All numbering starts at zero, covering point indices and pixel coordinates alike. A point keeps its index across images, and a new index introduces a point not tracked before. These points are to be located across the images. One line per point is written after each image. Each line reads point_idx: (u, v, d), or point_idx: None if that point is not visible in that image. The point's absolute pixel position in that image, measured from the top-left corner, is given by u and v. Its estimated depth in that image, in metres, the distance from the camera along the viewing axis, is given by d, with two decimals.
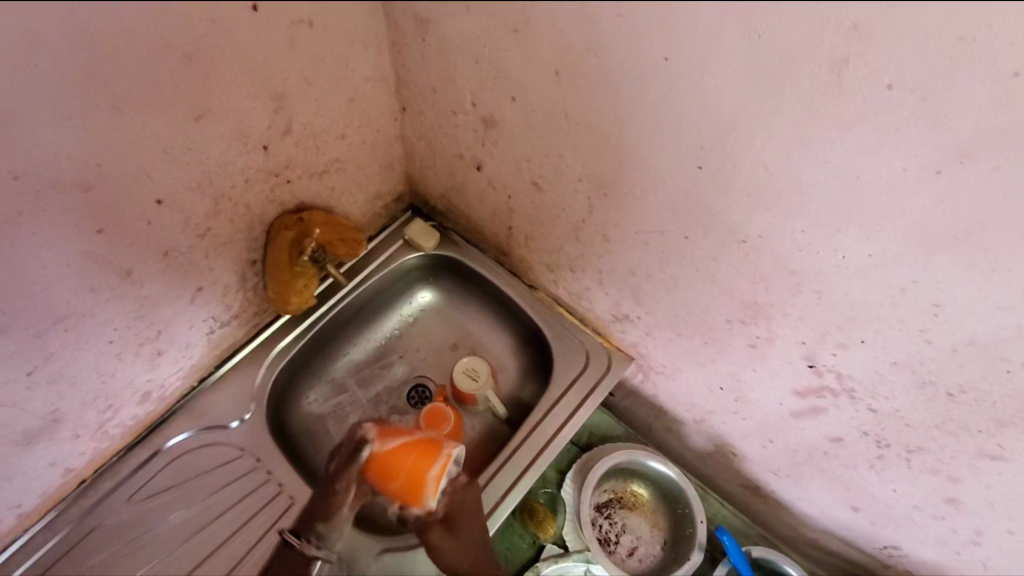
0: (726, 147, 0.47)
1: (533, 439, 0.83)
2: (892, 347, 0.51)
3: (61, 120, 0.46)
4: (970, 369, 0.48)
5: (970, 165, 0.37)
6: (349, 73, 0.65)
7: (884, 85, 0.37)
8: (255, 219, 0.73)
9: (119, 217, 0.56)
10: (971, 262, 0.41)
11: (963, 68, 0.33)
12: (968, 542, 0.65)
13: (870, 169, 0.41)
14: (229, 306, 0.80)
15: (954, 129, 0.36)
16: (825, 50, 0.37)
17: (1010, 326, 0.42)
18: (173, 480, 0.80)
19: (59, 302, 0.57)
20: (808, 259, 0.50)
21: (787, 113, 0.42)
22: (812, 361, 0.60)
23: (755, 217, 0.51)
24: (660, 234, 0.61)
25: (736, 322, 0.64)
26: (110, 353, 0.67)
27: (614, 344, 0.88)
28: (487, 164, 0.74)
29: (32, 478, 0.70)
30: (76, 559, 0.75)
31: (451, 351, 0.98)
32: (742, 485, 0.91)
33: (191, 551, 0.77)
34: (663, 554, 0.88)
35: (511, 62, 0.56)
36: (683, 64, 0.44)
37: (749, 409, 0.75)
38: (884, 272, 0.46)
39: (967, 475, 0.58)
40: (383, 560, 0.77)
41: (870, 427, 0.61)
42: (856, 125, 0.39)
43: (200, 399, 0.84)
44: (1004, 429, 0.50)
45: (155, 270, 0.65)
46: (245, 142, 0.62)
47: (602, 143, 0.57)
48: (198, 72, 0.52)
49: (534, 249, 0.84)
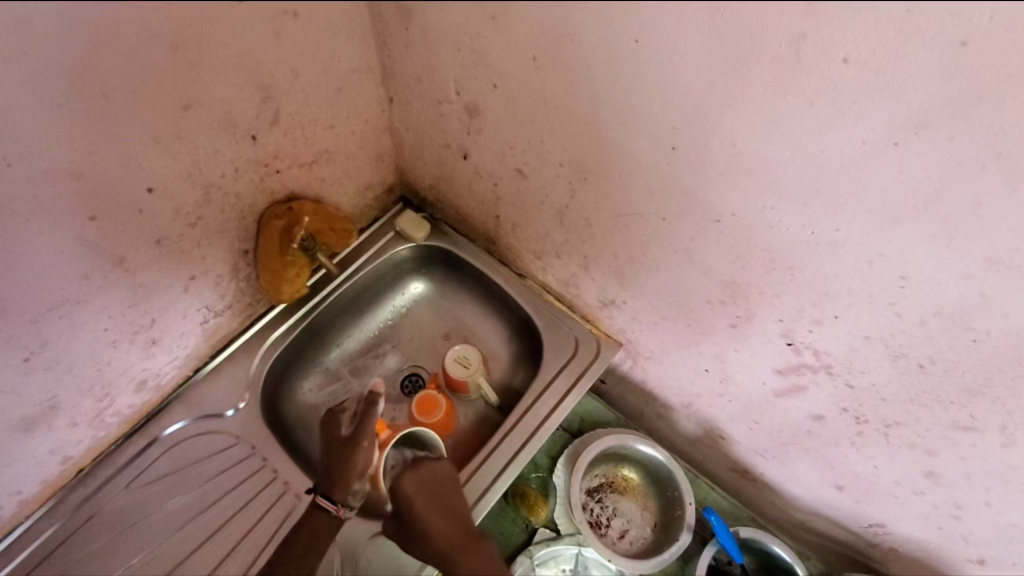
0: (697, 127, 0.49)
1: (524, 424, 0.84)
2: (864, 321, 0.53)
3: (53, 109, 0.48)
4: (939, 340, 0.49)
5: (925, 135, 0.38)
6: (335, 64, 0.67)
7: (840, 60, 0.38)
8: (246, 208, 0.74)
9: (111, 205, 0.58)
10: (931, 232, 0.42)
11: (913, 41, 0.35)
12: (948, 516, 0.66)
13: (833, 144, 0.42)
14: (223, 295, 0.81)
15: (908, 100, 0.37)
16: (783, 28, 0.38)
17: (973, 294, 0.44)
18: (169, 468, 0.82)
19: (54, 289, 0.59)
20: (781, 235, 0.51)
21: (753, 90, 0.43)
22: (790, 339, 0.61)
23: (728, 196, 0.52)
24: (640, 217, 0.63)
25: (717, 303, 0.65)
26: (106, 341, 0.69)
27: (603, 331, 0.90)
28: (472, 153, 0.75)
29: (32, 464, 0.71)
30: (75, 545, 0.76)
31: (443, 340, 0.99)
32: (731, 468, 0.92)
33: (185, 537, 0.78)
34: (654, 536, 0.89)
35: (490, 49, 0.57)
36: (652, 45, 0.45)
37: (734, 391, 0.76)
38: (852, 247, 0.48)
39: (943, 448, 0.59)
40: (378, 543, 0.78)
41: (849, 403, 0.63)
42: (818, 99, 0.41)
43: (195, 389, 0.85)
44: (974, 398, 0.51)
45: (149, 259, 0.67)
46: (234, 132, 0.64)
47: (581, 128, 0.58)
48: (186, 63, 0.53)
49: (522, 238, 0.85)
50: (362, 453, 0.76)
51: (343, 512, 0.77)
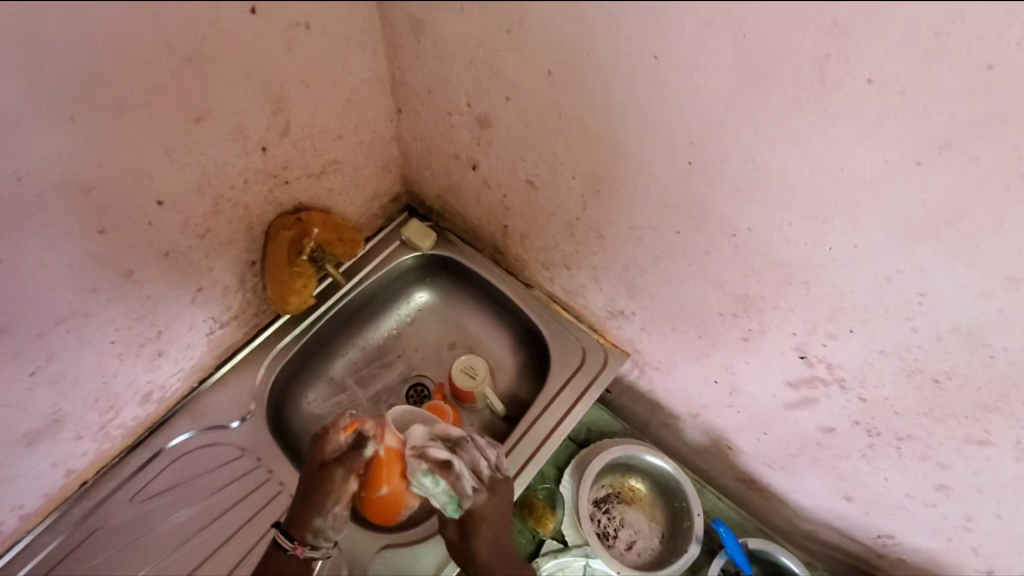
0: (715, 144, 0.49)
1: (532, 434, 0.83)
2: (880, 336, 0.53)
3: (66, 122, 0.47)
4: (955, 356, 0.49)
5: (948, 155, 0.38)
6: (346, 75, 0.67)
7: (864, 80, 0.38)
8: (255, 219, 0.74)
9: (121, 218, 0.57)
10: (951, 250, 0.42)
11: (938, 63, 0.35)
12: (959, 529, 0.66)
13: (854, 162, 0.42)
14: (229, 306, 0.80)
15: (932, 119, 0.37)
16: (807, 48, 0.38)
17: (991, 312, 0.44)
18: (173, 480, 0.81)
19: (62, 302, 0.58)
20: (798, 251, 0.52)
21: (774, 109, 0.43)
22: (803, 352, 0.61)
23: (743, 212, 0.52)
24: (652, 230, 0.63)
25: (729, 315, 0.65)
26: (112, 353, 0.68)
27: (610, 341, 0.89)
28: (482, 164, 0.75)
29: (35, 478, 0.70)
30: (78, 560, 0.75)
31: (449, 350, 0.99)
32: (738, 479, 0.92)
33: (190, 552, 0.77)
34: (661, 547, 0.89)
35: (505, 62, 0.57)
36: (671, 61, 0.45)
37: (744, 402, 0.76)
38: (870, 263, 0.48)
39: (956, 461, 0.59)
40: (386, 557, 0.77)
41: (861, 416, 0.63)
42: (839, 119, 0.41)
43: (201, 400, 0.84)
44: (989, 414, 0.51)
45: (157, 270, 0.66)
46: (244, 143, 0.63)
47: (595, 141, 0.58)
48: (199, 75, 0.53)
49: (530, 248, 0.85)
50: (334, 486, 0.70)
51: (302, 549, 0.71)
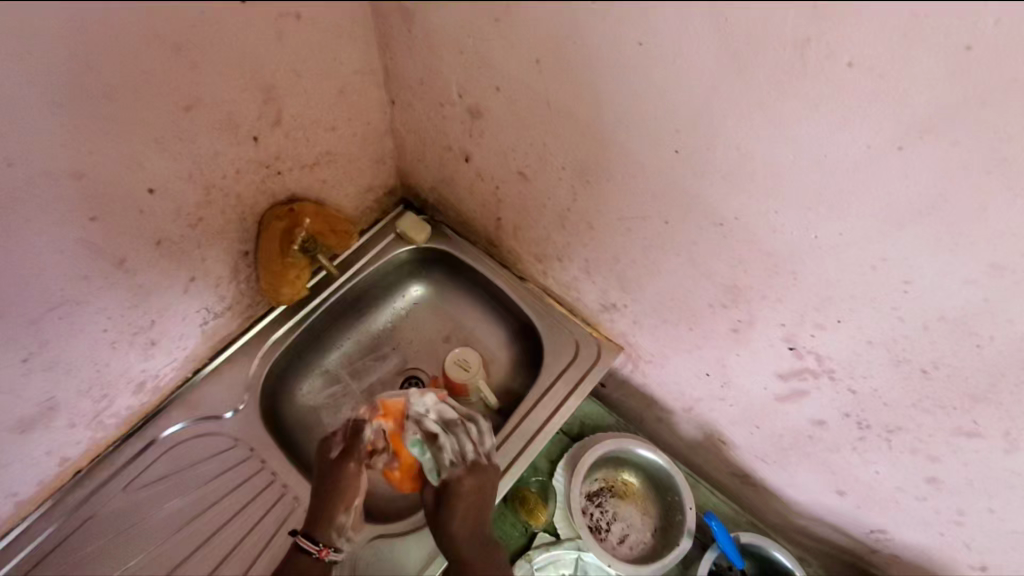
0: (700, 131, 0.49)
1: (524, 427, 0.83)
2: (867, 325, 0.53)
3: (55, 109, 0.48)
4: (942, 345, 0.49)
5: (930, 140, 0.38)
6: (337, 66, 0.67)
7: (845, 63, 0.38)
8: (248, 210, 0.74)
9: (112, 205, 0.58)
10: (936, 236, 0.42)
11: (919, 45, 0.35)
12: (951, 522, 0.66)
13: (837, 148, 0.42)
14: (223, 297, 0.81)
15: (912, 103, 0.37)
16: (788, 31, 0.38)
17: (977, 299, 0.44)
18: (167, 469, 0.81)
19: (54, 290, 0.59)
20: (785, 239, 0.51)
21: (756, 94, 0.43)
22: (792, 343, 0.61)
23: (731, 200, 0.52)
24: (642, 220, 0.63)
25: (718, 306, 0.65)
26: (106, 341, 0.69)
27: (604, 334, 0.89)
28: (475, 155, 0.75)
29: (29, 466, 0.71)
30: (72, 548, 0.76)
31: (443, 343, 0.99)
32: (731, 473, 0.91)
33: (183, 540, 0.78)
34: (654, 540, 0.89)
35: (493, 51, 0.57)
36: (655, 47, 0.45)
37: (735, 395, 0.76)
38: (855, 251, 0.48)
39: (946, 454, 0.58)
40: (376, 546, 0.77)
41: (850, 408, 0.62)
42: (820, 105, 0.41)
43: (196, 391, 0.85)
44: (978, 404, 0.51)
45: (149, 259, 0.66)
46: (235, 133, 0.64)
47: (583, 131, 0.58)
48: (187, 63, 0.53)
49: (523, 241, 0.85)
50: (349, 479, 0.78)
51: (326, 552, 0.74)
